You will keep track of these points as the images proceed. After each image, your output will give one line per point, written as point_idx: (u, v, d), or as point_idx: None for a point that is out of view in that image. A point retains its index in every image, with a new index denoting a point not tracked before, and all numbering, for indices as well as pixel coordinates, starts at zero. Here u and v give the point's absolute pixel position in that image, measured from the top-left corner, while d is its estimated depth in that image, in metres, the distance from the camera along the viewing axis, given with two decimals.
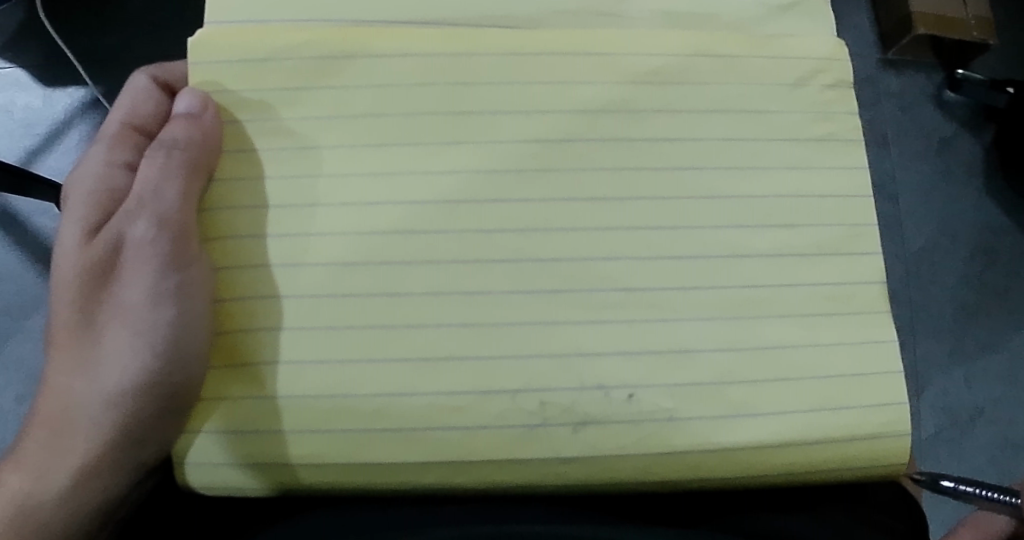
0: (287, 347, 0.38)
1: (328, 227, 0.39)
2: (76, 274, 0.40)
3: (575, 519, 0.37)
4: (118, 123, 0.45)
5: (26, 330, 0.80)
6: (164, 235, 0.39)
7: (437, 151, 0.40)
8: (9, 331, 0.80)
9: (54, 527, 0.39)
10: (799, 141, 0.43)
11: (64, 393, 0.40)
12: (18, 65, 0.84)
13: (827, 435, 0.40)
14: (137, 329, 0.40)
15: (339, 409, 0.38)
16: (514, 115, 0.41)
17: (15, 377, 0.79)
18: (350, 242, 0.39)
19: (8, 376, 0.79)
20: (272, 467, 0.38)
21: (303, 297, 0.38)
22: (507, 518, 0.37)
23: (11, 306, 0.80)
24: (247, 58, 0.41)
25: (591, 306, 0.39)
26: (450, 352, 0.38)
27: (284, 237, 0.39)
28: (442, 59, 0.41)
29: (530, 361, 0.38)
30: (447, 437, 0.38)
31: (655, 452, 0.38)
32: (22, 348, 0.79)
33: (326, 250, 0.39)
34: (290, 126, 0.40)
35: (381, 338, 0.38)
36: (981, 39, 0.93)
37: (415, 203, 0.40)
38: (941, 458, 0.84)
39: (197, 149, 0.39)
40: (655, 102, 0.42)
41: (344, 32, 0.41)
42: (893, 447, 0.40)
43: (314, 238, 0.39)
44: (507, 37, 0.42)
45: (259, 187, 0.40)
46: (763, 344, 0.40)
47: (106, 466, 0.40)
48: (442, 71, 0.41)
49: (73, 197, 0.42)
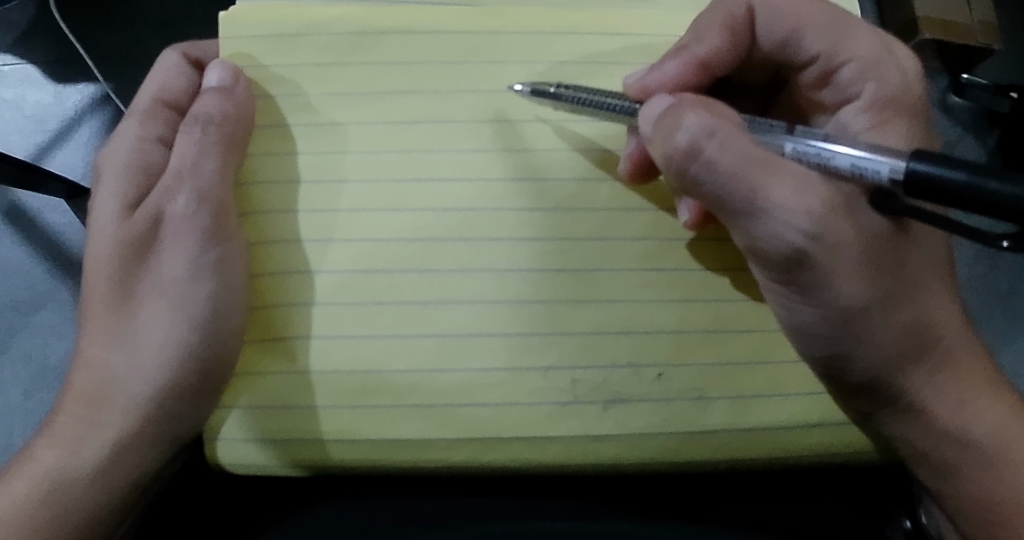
0: (319, 322, 0.38)
1: (357, 205, 0.39)
2: (114, 249, 0.40)
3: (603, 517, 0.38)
4: (148, 98, 0.44)
5: (33, 326, 0.74)
6: (204, 210, 0.39)
7: (466, 132, 0.40)
8: (15, 327, 0.74)
9: (85, 506, 0.38)
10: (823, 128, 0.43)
11: (99, 367, 0.40)
12: (31, 60, 0.78)
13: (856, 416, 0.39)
14: (174, 305, 0.40)
15: (370, 385, 0.38)
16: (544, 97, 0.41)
17: (22, 373, 0.73)
18: (383, 221, 0.39)
19: (14, 372, 0.73)
20: (302, 444, 0.38)
21: (331, 273, 0.39)
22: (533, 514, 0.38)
23: (20, 302, 0.75)
24: (280, 35, 0.41)
25: (620, 287, 0.39)
26: (481, 330, 0.38)
27: (315, 213, 0.39)
28: (475, 37, 0.42)
29: (559, 339, 0.38)
30: (479, 413, 0.38)
31: (686, 431, 0.38)
32: (31, 343, 0.74)
33: (359, 228, 0.39)
34: (315, 103, 0.41)
35: (408, 315, 0.38)
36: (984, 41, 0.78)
37: (456, 183, 0.40)
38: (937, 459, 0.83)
39: (234, 123, 0.40)
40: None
41: (368, 15, 0.42)
42: None
43: (352, 215, 0.39)
44: (542, 15, 0.43)
45: (293, 162, 0.40)
46: None
47: (140, 442, 0.39)
48: (476, 50, 0.42)
49: (107, 173, 0.43)
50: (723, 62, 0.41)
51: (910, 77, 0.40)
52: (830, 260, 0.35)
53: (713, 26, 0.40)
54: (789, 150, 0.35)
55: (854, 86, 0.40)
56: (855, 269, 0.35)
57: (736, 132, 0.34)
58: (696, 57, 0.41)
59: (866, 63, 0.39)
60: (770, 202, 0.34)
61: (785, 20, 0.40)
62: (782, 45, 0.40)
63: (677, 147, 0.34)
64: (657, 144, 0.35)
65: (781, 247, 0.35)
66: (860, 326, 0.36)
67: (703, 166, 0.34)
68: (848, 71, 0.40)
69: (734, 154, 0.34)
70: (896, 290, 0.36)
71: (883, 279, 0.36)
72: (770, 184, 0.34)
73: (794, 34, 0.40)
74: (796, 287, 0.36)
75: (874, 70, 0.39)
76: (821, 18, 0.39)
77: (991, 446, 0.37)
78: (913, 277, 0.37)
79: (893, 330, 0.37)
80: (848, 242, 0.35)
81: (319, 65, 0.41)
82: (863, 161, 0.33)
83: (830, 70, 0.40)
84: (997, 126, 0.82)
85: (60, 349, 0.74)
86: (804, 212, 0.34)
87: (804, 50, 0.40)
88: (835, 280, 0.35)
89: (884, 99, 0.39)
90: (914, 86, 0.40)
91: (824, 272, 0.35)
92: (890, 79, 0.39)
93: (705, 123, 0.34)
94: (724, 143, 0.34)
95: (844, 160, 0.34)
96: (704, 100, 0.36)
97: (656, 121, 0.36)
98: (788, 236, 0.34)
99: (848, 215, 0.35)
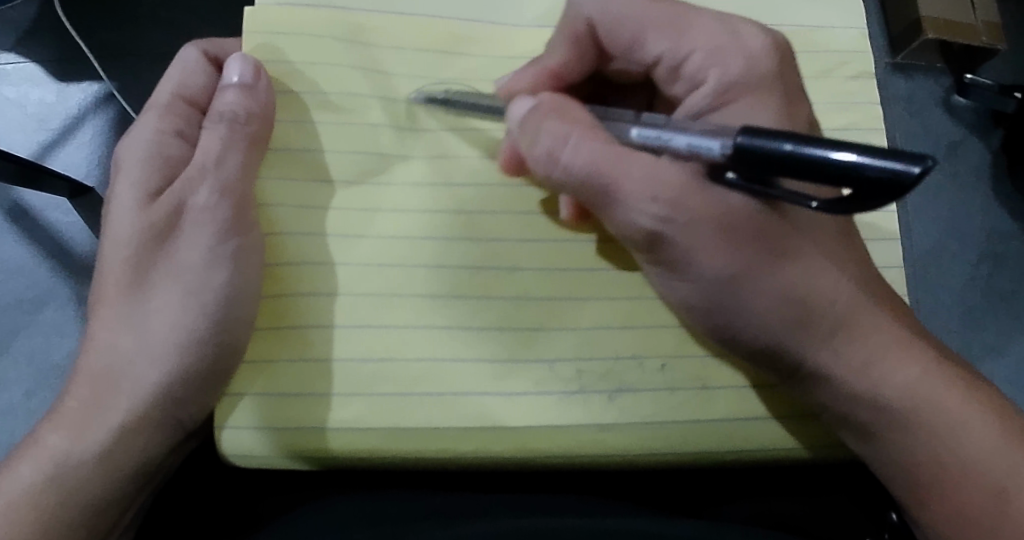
0: (343, 312, 0.40)
1: (384, 205, 0.42)
2: (136, 233, 0.42)
3: (608, 512, 0.38)
4: (167, 94, 0.45)
5: (37, 325, 0.75)
6: (225, 202, 0.41)
7: (479, 140, 0.44)
8: (19, 325, 0.75)
9: (88, 484, 0.39)
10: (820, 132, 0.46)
11: (109, 351, 0.41)
12: (34, 59, 0.79)
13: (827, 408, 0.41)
14: (189, 290, 0.41)
15: (382, 374, 0.39)
16: None
17: (24, 371, 0.74)
18: (408, 220, 0.41)
19: (17, 370, 0.74)
20: (307, 431, 0.38)
21: (354, 265, 0.40)
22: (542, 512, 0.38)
23: (21, 300, 0.76)
24: (302, 34, 0.43)
25: (614, 287, 0.42)
26: (432, 294, 0.40)
27: (349, 210, 0.41)
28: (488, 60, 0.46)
29: (495, 302, 0.40)
30: (489, 402, 0.39)
31: (693, 421, 0.40)
32: (33, 342, 0.75)
33: (396, 223, 0.41)
34: (336, 101, 0.43)
35: (401, 307, 0.40)
36: (988, 43, 0.80)
37: (462, 186, 0.42)
38: None
39: (258, 122, 0.41)
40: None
41: (378, 27, 0.44)
42: None
43: (369, 213, 0.41)
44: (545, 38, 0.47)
45: (320, 158, 0.42)
46: None
47: (149, 424, 0.40)
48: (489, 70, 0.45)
49: (126, 163, 0.44)
50: (575, 71, 0.45)
51: (756, 54, 0.41)
52: (687, 239, 0.38)
53: (559, 41, 0.44)
54: (636, 136, 0.38)
55: (700, 75, 0.42)
56: (715, 243, 0.38)
57: (589, 133, 0.38)
58: (548, 69, 0.44)
59: (708, 51, 0.41)
60: (623, 194, 0.37)
61: (625, 27, 0.42)
62: (630, 46, 0.43)
63: (539, 155, 0.39)
64: (525, 147, 0.39)
65: (640, 233, 0.38)
66: (732, 298, 0.39)
67: (562, 170, 0.38)
68: (693, 61, 0.42)
69: (586, 153, 0.38)
70: (765, 260, 0.38)
71: (751, 251, 0.38)
72: (621, 179, 0.37)
73: (634, 37, 0.43)
74: (670, 268, 0.39)
75: (718, 54, 0.41)
76: (658, 18, 0.42)
77: (895, 406, 0.38)
78: (783, 246, 0.38)
79: (768, 298, 0.38)
80: (704, 217, 0.37)
81: (333, 66, 0.43)
82: (695, 142, 0.35)
83: (679, 62, 0.42)
84: (1001, 126, 0.82)
85: (61, 348, 0.75)
86: (654, 198, 0.37)
87: (650, 48, 0.43)
88: (697, 256, 0.38)
89: (728, 81, 0.41)
90: (762, 63, 0.41)
91: (683, 250, 0.38)
92: (733, 62, 0.41)
93: (557, 131, 0.38)
94: (576, 144, 0.38)
95: (679, 141, 0.36)
96: (560, 104, 0.39)
97: (521, 126, 0.39)
98: (643, 221, 0.38)
99: (700, 194, 0.37)
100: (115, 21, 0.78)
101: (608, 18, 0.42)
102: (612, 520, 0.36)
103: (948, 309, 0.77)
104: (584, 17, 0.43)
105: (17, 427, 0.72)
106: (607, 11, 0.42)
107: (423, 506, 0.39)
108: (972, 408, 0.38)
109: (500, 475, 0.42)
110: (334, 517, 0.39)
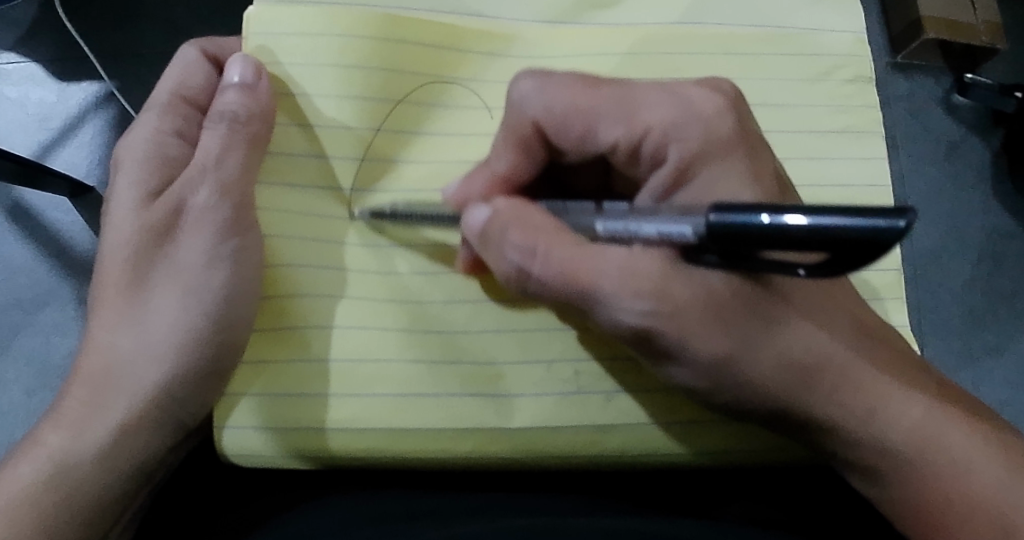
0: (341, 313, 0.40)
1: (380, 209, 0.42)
2: (135, 234, 0.42)
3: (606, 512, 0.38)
4: (167, 92, 0.45)
5: (36, 324, 0.75)
6: (225, 202, 0.41)
7: (474, 144, 0.44)
8: (19, 325, 0.75)
9: (87, 484, 0.39)
10: (818, 133, 0.46)
11: (108, 350, 0.41)
12: (34, 59, 0.79)
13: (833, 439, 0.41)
14: (190, 291, 0.41)
15: (381, 375, 0.39)
16: None
17: (24, 371, 0.74)
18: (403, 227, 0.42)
19: (17, 370, 0.74)
20: (310, 432, 0.38)
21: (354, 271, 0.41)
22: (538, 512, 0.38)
23: (21, 300, 0.76)
24: (301, 35, 0.42)
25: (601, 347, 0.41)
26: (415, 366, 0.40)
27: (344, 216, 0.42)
28: (485, 57, 0.45)
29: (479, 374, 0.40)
30: (486, 401, 0.40)
31: (687, 421, 0.40)
32: (32, 342, 0.75)
33: (384, 230, 0.42)
34: (335, 101, 0.42)
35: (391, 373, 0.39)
36: (988, 43, 0.80)
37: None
38: None
39: (259, 122, 0.41)
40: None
41: (381, 23, 0.43)
42: None
43: (372, 220, 0.42)
44: (547, 34, 0.46)
45: (311, 162, 0.42)
46: None
47: (150, 423, 0.41)
48: (488, 69, 0.45)
49: (126, 162, 0.44)
50: (527, 172, 0.42)
51: (712, 119, 0.38)
52: (678, 327, 0.36)
53: (504, 145, 0.41)
54: (602, 229, 0.36)
55: (660, 152, 0.39)
56: (704, 327, 0.36)
57: (555, 237, 0.36)
58: (498, 175, 0.42)
59: (663, 130, 0.38)
60: (599, 292, 0.36)
61: (571, 119, 0.40)
62: (582, 138, 0.40)
63: (509, 270, 0.37)
64: (490, 262, 0.37)
65: (629, 328, 0.37)
66: (730, 377, 0.37)
67: (536, 283, 0.37)
68: (651, 139, 0.39)
69: (554, 263, 0.36)
70: (754, 332, 0.37)
71: (743, 324, 0.37)
72: (599, 278, 0.36)
73: (586, 125, 0.40)
74: (663, 356, 0.38)
75: (674, 132, 0.38)
76: (604, 104, 0.39)
77: (907, 450, 0.37)
78: (775, 314, 0.37)
79: (766, 368, 0.37)
80: (689, 302, 0.36)
81: (334, 67, 0.42)
82: (666, 227, 0.31)
83: (636, 147, 0.39)
84: (1000, 126, 0.82)
85: (61, 348, 0.75)
86: (637, 294, 0.36)
87: (604, 137, 0.40)
88: (690, 341, 0.37)
89: (690, 159, 0.38)
90: (720, 125, 0.38)
91: (674, 337, 0.37)
92: (692, 133, 0.38)
93: (522, 244, 0.36)
94: (545, 257, 0.36)
95: (647, 229, 0.32)
96: (518, 209, 0.37)
97: (482, 239, 0.37)
98: (630, 317, 0.36)
99: (682, 280, 0.36)
100: (116, 21, 0.78)
101: (553, 115, 0.40)
102: (609, 521, 0.36)
103: (947, 310, 0.77)
104: (526, 118, 0.40)
105: (16, 426, 0.72)
106: (551, 108, 0.40)
107: (421, 506, 0.39)
108: (984, 445, 0.37)
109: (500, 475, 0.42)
110: (332, 518, 0.39)
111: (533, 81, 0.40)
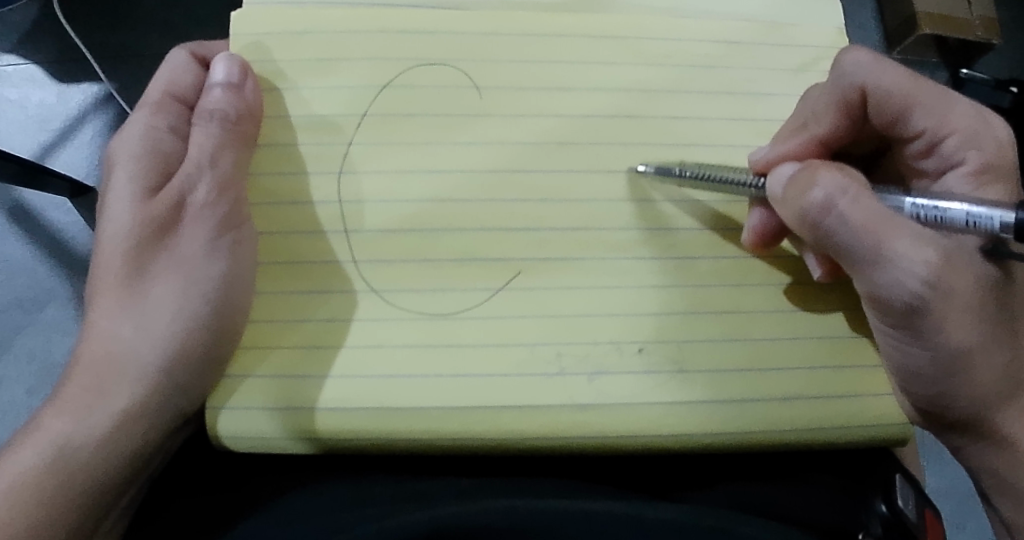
0: (343, 307, 0.42)
1: (381, 195, 0.43)
2: (134, 226, 0.43)
3: (591, 493, 0.39)
4: (157, 90, 0.47)
5: (38, 324, 0.76)
6: (225, 199, 0.43)
7: (469, 126, 0.45)
8: (20, 324, 0.76)
9: (90, 467, 0.40)
10: None
11: (108, 338, 0.42)
12: (34, 60, 0.80)
13: (871, 417, 0.42)
14: (188, 282, 0.43)
15: (372, 357, 0.41)
16: (551, 103, 0.46)
17: (26, 369, 0.75)
18: (403, 214, 0.43)
19: (18, 368, 0.75)
20: (299, 411, 0.40)
21: (353, 261, 0.43)
22: (525, 490, 0.39)
23: (21, 299, 0.77)
24: (292, 35, 0.45)
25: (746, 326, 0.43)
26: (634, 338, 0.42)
27: (337, 203, 0.43)
28: (476, 43, 0.46)
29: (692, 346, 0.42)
30: (473, 381, 0.41)
31: (671, 402, 0.41)
32: (33, 341, 0.76)
33: (378, 217, 0.43)
34: (309, 96, 0.44)
35: (475, 353, 0.41)
36: (986, 39, 0.82)
37: (462, 176, 0.44)
38: (943, 453, 0.77)
39: (247, 120, 0.43)
40: (635, 88, 0.47)
41: (373, 19, 0.46)
42: (857, 408, 0.42)
43: (356, 206, 0.43)
44: (539, 29, 0.47)
45: (295, 153, 0.44)
46: (808, 334, 0.43)
47: (149, 411, 0.42)
48: (475, 54, 0.46)
49: (120, 158, 0.45)
50: (834, 139, 0.45)
51: (1005, 142, 0.43)
52: (947, 311, 0.38)
53: (825, 112, 0.44)
54: (907, 204, 0.39)
55: (957, 156, 0.43)
56: (967, 318, 0.39)
57: (867, 191, 0.39)
58: (817, 139, 0.44)
59: (966, 136, 0.42)
60: (896, 253, 0.38)
61: (897, 96, 0.42)
62: (893, 120, 0.43)
63: (812, 203, 0.39)
64: (794, 200, 0.40)
65: (904, 295, 0.38)
66: (961, 370, 0.40)
67: (838, 219, 0.38)
68: (951, 142, 0.42)
69: (865, 209, 0.38)
70: (996, 336, 0.40)
71: (987, 326, 0.39)
72: (896, 240, 0.38)
73: (904, 108, 0.42)
74: (915, 333, 0.40)
75: (974, 142, 0.42)
76: (925, 97, 0.42)
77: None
78: (1011, 321, 0.40)
79: (994, 373, 0.40)
80: (963, 292, 0.38)
81: (322, 61, 0.45)
82: (976, 211, 0.37)
83: (936, 142, 0.43)
84: None
85: (61, 346, 0.76)
86: (929, 263, 0.38)
87: (913, 124, 0.43)
88: (948, 327, 0.39)
89: (983, 167, 0.42)
90: (1011, 151, 0.43)
91: (939, 319, 0.39)
92: (990, 147, 0.42)
93: (838, 181, 0.38)
94: (856, 199, 0.38)
95: (958, 210, 0.38)
96: (830, 164, 0.40)
97: (789, 186, 0.40)
98: (912, 284, 0.38)
99: (961, 271, 0.38)
100: (120, 21, 0.80)
101: (884, 88, 0.42)
102: (592, 501, 0.37)
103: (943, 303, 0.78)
104: (859, 86, 0.43)
105: (18, 425, 0.73)
106: (880, 82, 0.42)
107: (410, 488, 0.40)
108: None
109: (490, 462, 0.43)
110: (324, 502, 0.40)
111: (869, 54, 0.42)
